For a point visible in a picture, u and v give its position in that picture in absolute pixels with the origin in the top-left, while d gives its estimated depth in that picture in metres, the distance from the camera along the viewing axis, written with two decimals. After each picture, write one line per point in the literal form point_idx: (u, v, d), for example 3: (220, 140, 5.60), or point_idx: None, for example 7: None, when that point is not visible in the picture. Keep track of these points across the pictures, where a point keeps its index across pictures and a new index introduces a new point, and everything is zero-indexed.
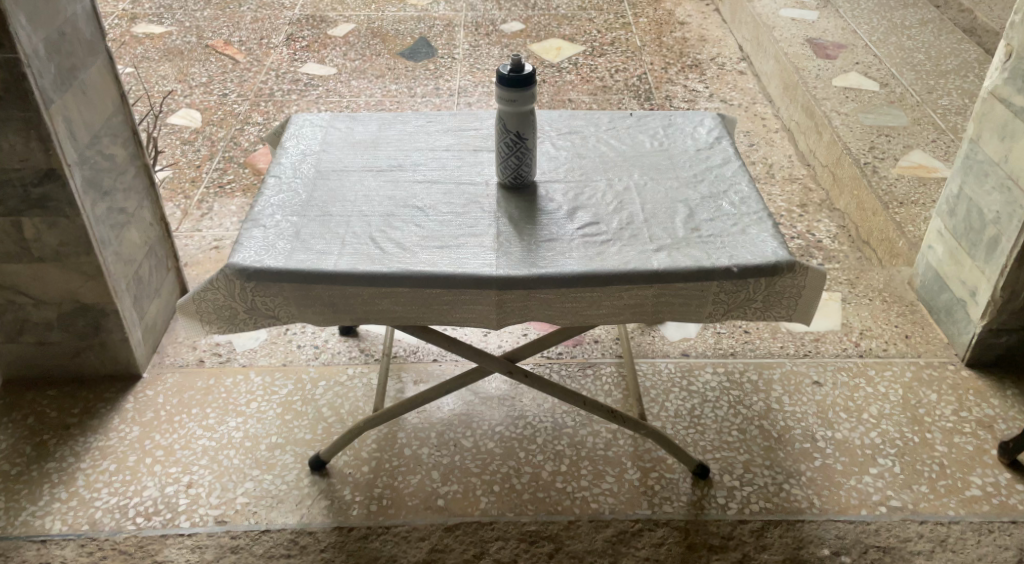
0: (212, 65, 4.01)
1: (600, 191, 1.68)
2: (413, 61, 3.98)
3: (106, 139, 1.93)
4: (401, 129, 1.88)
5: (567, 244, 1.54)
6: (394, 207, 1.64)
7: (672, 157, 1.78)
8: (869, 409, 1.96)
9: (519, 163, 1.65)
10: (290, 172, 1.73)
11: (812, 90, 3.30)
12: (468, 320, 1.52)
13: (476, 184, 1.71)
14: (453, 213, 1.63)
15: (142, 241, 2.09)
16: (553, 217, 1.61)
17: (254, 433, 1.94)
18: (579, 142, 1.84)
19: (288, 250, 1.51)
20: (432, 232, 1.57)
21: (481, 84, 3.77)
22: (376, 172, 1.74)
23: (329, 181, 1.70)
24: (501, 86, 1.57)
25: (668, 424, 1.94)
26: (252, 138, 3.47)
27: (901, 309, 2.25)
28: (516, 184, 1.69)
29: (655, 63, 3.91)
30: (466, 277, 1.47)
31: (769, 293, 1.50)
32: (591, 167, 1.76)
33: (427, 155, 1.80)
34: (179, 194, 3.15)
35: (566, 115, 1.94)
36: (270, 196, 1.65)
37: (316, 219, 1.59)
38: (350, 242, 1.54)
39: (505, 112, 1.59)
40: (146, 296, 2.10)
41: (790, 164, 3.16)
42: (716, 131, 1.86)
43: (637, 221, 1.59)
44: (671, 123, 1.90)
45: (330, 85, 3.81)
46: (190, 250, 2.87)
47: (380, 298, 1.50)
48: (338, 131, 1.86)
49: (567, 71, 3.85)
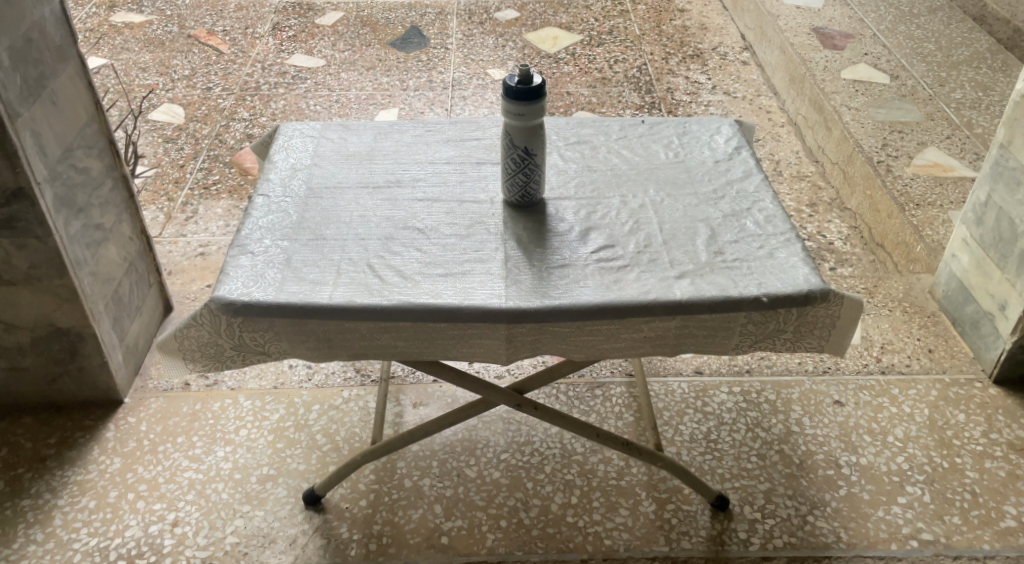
0: (195, 56, 3.85)
1: (613, 209, 1.57)
2: (404, 51, 3.84)
3: (81, 151, 1.80)
4: (397, 140, 1.76)
5: (581, 271, 1.43)
6: (392, 229, 1.52)
7: (689, 169, 1.66)
8: (894, 431, 1.86)
9: (527, 179, 1.54)
10: (279, 189, 1.60)
11: (820, 83, 3.18)
12: (475, 355, 1.40)
13: (480, 202, 1.59)
14: (456, 235, 1.51)
15: (122, 258, 1.96)
16: (564, 240, 1.49)
17: (244, 464, 1.83)
18: (588, 153, 1.72)
19: (278, 281, 1.39)
20: (434, 257, 1.46)
21: (476, 76, 3.63)
22: (372, 188, 1.62)
23: (322, 200, 1.58)
24: (508, 98, 1.45)
25: (683, 449, 1.84)
26: (238, 134, 3.32)
27: (923, 320, 2.15)
28: (524, 203, 1.57)
29: (655, 53, 3.78)
30: (473, 309, 1.35)
31: (801, 323, 1.38)
32: (603, 181, 1.64)
33: (426, 170, 1.67)
34: (162, 196, 3.01)
35: (574, 122, 1.82)
36: (258, 217, 1.52)
37: (308, 243, 1.47)
38: (346, 271, 1.42)
39: (512, 127, 1.48)
40: (126, 315, 1.98)
41: (798, 161, 3.04)
42: (734, 140, 1.74)
43: (655, 243, 1.48)
44: (686, 131, 1.77)
45: (319, 78, 3.66)
46: (175, 257, 2.74)
47: (380, 333, 1.38)
48: (330, 143, 1.74)
49: (564, 62, 3.72)
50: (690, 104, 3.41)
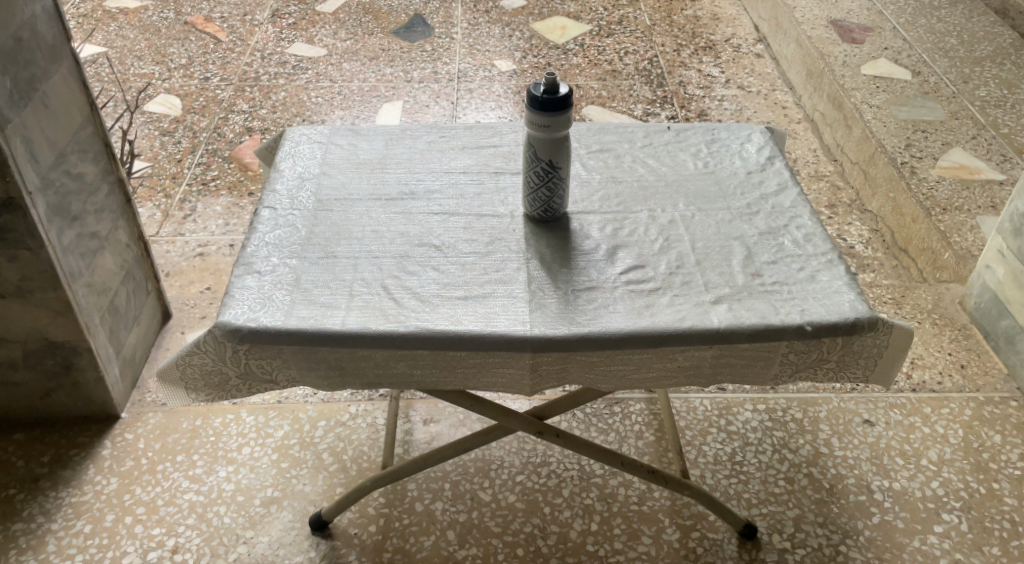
0: (192, 44, 3.73)
1: (641, 225, 1.48)
2: (408, 40, 3.72)
3: (74, 156, 1.70)
4: (409, 148, 1.67)
5: (610, 294, 1.34)
6: (408, 246, 1.43)
7: (720, 181, 1.57)
8: (928, 453, 1.78)
9: (550, 194, 1.45)
10: (287, 201, 1.52)
11: (839, 79, 3.09)
12: (497, 385, 1.31)
13: (500, 216, 1.51)
14: (475, 253, 1.42)
15: (118, 266, 1.87)
16: (591, 260, 1.41)
17: (247, 485, 1.74)
18: (612, 162, 1.63)
19: (287, 305, 1.30)
20: (453, 278, 1.37)
21: (482, 67, 3.52)
22: (384, 201, 1.54)
23: (333, 213, 1.50)
24: (532, 109, 1.37)
25: (707, 472, 1.75)
26: (238, 128, 3.22)
27: (954, 334, 2.06)
28: (546, 218, 1.48)
29: (666, 45, 3.67)
30: (496, 337, 1.26)
31: (845, 353, 1.30)
32: (629, 194, 1.55)
33: (442, 180, 1.59)
34: (158, 193, 2.91)
35: (596, 128, 1.72)
36: (265, 233, 1.44)
37: (319, 262, 1.39)
38: (359, 293, 1.33)
39: (535, 138, 1.39)
40: (123, 326, 1.89)
41: (816, 160, 2.95)
42: (767, 149, 1.65)
43: (687, 264, 1.39)
44: (714, 139, 1.68)
45: (321, 69, 3.55)
46: (172, 258, 2.65)
47: (396, 362, 1.29)
48: (340, 150, 1.66)
49: (573, 53, 3.61)
50: (703, 99, 3.31)
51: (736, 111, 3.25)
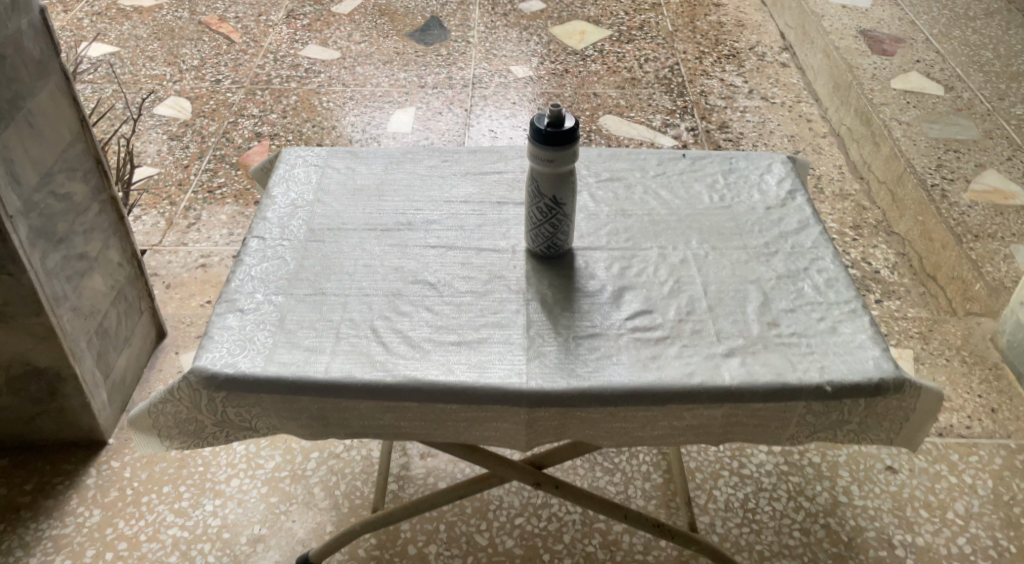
0: (204, 45, 3.66)
1: (651, 264, 1.38)
2: (423, 43, 3.63)
3: (61, 175, 1.63)
4: (409, 173, 1.59)
5: (614, 343, 1.25)
6: (401, 283, 1.35)
7: (736, 216, 1.47)
8: (954, 506, 1.68)
9: (554, 230, 1.36)
10: (278, 231, 1.44)
11: (867, 93, 2.98)
12: (491, 439, 1.22)
13: (500, 251, 1.42)
14: (472, 292, 1.34)
15: (109, 287, 1.81)
16: (595, 303, 1.32)
17: (234, 520, 1.67)
18: (622, 192, 1.53)
19: (269, 348, 1.22)
20: (447, 320, 1.29)
21: (498, 73, 3.42)
22: (380, 231, 1.45)
23: (324, 244, 1.42)
24: (536, 142, 1.28)
25: (717, 519, 1.66)
26: (247, 132, 3.14)
27: (984, 374, 1.96)
28: (549, 255, 1.39)
29: (689, 52, 3.55)
30: (490, 390, 1.18)
31: (868, 414, 1.20)
32: (639, 228, 1.45)
33: (441, 209, 1.51)
34: (163, 200, 2.85)
35: (607, 153, 1.63)
36: (251, 266, 1.36)
37: (306, 299, 1.31)
38: (345, 335, 1.25)
39: (540, 173, 1.31)
40: (113, 348, 1.83)
41: (841, 178, 2.85)
42: (788, 181, 1.54)
43: (698, 310, 1.30)
44: (731, 169, 1.58)
45: (334, 72, 3.46)
46: (174, 268, 2.58)
47: (382, 413, 1.20)
48: (336, 175, 1.58)
49: (592, 60, 3.50)
50: (725, 110, 3.20)
51: (759, 124, 3.14)
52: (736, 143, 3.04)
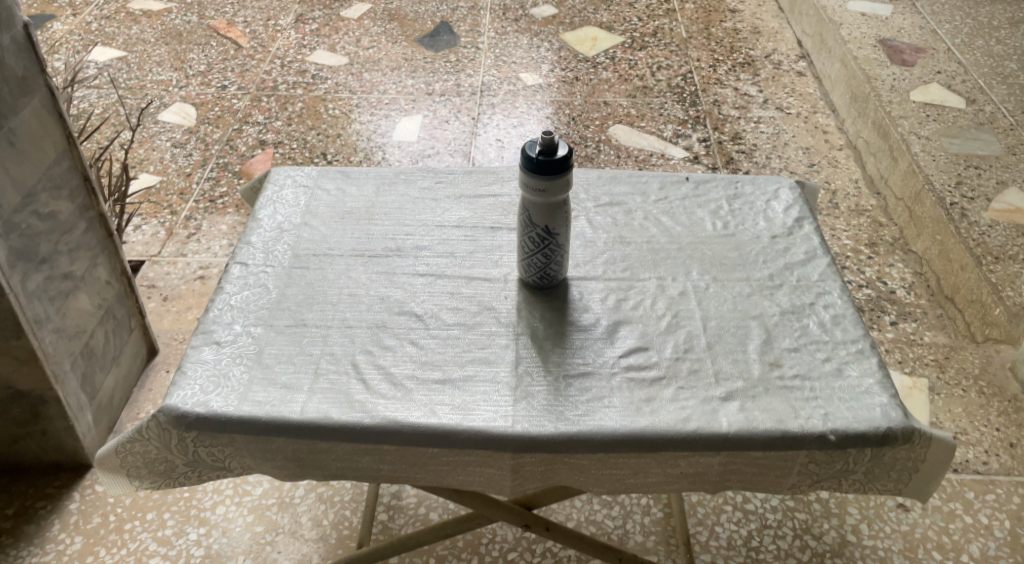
0: (212, 49, 3.62)
1: (648, 296, 1.32)
2: (433, 49, 3.57)
3: (45, 195, 1.59)
4: (401, 195, 1.53)
5: (606, 383, 1.18)
6: (386, 313, 1.29)
7: (740, 245, 1.40)
8: (969, 548, 1.61)
9: (547, 261, 1.30)
10: (261, 256, 1.39)
11: (886, 105, 2.89)
12: (475, 484, 1.16)
13: (491, 280, 1.36)
14: (460, 324, 1.28)
15: (96, 306, 1.76)
16: (588, 339, 1.25)
17: (217, 551, 1.62)
18: (621, 218, 1.47)
19: (244, 385, 1.16)
20: (431, 356, 1.23)
21: (507, 81, 3.36)
22: (367, 258, 1.40)
23: (309, 271, 1.37)
24: (527, 171, 1.22)
25: (719, 559, 1.59)
26: (251, 140, 3.10)
27: (1003, 406, 1.88)
28: (542, 285, 1.33)
29: (703, 60, 3.47)
30: (473, 434, 1.12)
31: (875, 465, 1.13)
32: (637, 257, 1.39)
33: (433, 234, 1.45)
34: (164, 209, 2.80)
35: (607, 176, 1.56)
36: (231, 294, 1.31)
37: (286, 332, 1.25)
38: (324, 371, 1.19)
39: (531, 202, 1.24)
40: (99, 368, 1.78)
41: (857, 193, 2.78)
42: (796, 208, 1.48)
43: (697, 348, 1.23)
44: (736, 195, 1.51)
45: (341, 78, 3.41)
46: (172, 280, 2.54)
47: (360, 455, 1.14)
48: (326, 197, 1.52)
49: (603, 67, 3.43)
50: (738, 121, 3.13)
51: (773, 135, 3.06)
52: (749, 155, 2.96)
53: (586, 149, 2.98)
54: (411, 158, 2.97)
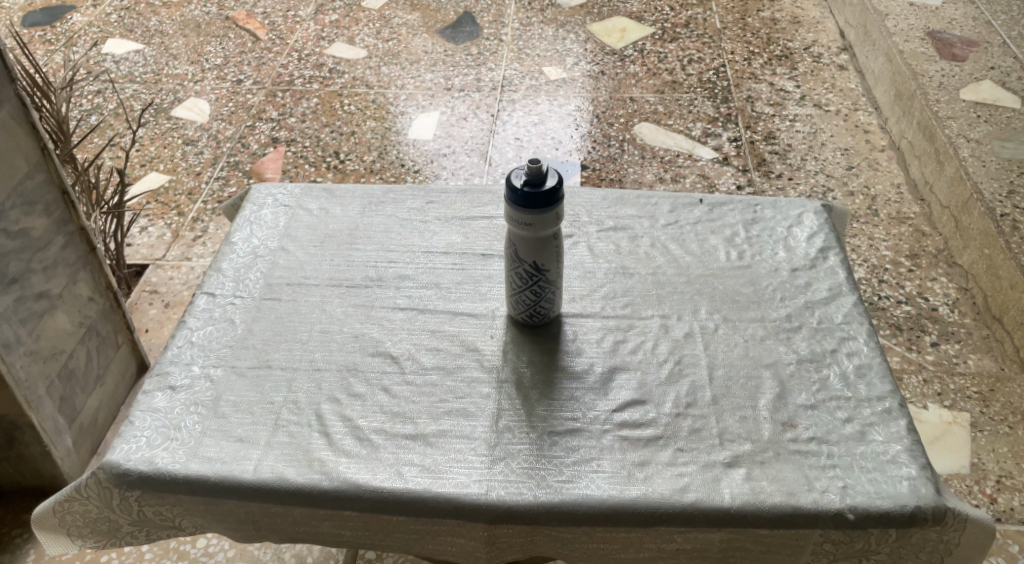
0: (229, 42, 3.52)
1: (649, 339, 1.19)
2: (454, 42, 3.44)
3: (16, 212, 1.50)
4: (388, 217, 1.41)
5: (597, 443, 1.05)
6: (359, 354, 1.17)
7: (755, 279, 1.28)
8: None
9: (537, 298, 1.18)
10: (231, 285, 1.27)
11: (932, 104, 2.71)
12: (447, 553, 1.05)
13: (477, 316, 1.23)
14: (439, 368, 1.15)
15: (76, 325, 1.67)
16: (580, 389, 1.12)
17: None
18: (626, 247, 1.35)
19: (194, 438, 1.05)
20: (404, 406, 1.10)
21: (530, 75, 3.22)
22: (345, 288, 1.28)
23: (281, 303, 1.25)
24: (512, 203, 1.09)
25: None
26: (263, 138, 2.99)
27: None
28: (533, 323, 1.21)
29: (737, 52, 3.29)
30: (443, 501, 1.00)
31: (901, 546, 0.99)
32: (641, 293, 1.26)
33: (418, 261, 1.33)
34: (171, 210, 2.72)
35: (612, 197, 1.44)
36: (194, 329, 1.20)
37: (248, 373, 1.14)
38: (285, 423, 1.08)
39: (518, 236, 1.12)
40: (80, 390, 1.70)
41: (899, 199, 2.64)
42: (820, 236, 1.35)
43: (700, 402, 1.10)
44: (754, 220, 1.39)
45: (358, 72, 3.29)
46: (175, 285, 2.45)
47: (320, 520, 1.03)
48: (307, 218, 1.41)
49: (630, 61, 3.27)
50: (772, 119, 2.96)
51: (810, 135, 2.89)
52: (783, 157, 2.80)
53: (609, 150, 2.84)
54: (425, 158, 2.85)
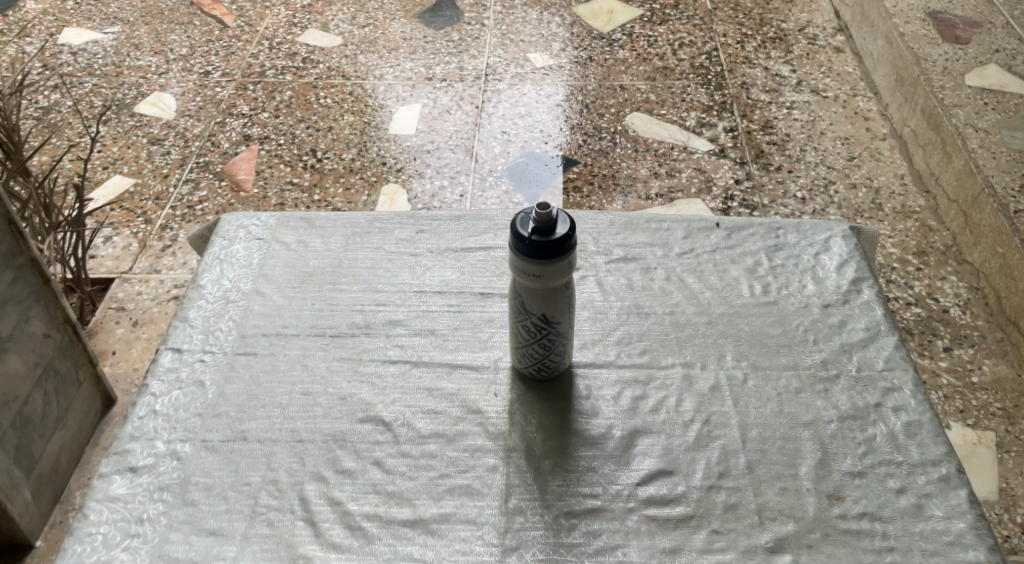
0: (195, 30, 3.27)
1: (672, 393, 1.06)
2: (433, 27, 3.25)
3: None
4: (374, 249, 1.26)
5: (620, 527, 0.95)
6: (346, 421, 1.04)
7: (784, 317, 1.16)
8: None
9: (546, 352, 1.04)
10: (200, 338, 1.13)
11: (937, 92, 2.59)
12: None
13: (478, 369, 1.10)
14: (438, 436, 1.03)
15: (31, 366, 1.52)
16: (598, 458, 1.00)
17: None
18: (639, 281, 1.22)
19: (159, 534, 0.95)
20: (402, 484, 0.98)
21: (515, 62, 3.05)
22: (328, 338, 1.14)
23: (257, 358, 1.11)
24: (518, 253, 0.96)
25: None
26: (234, 135, 2.76)
27: None
28: (542, 377, 1.07)
29: (729, 35, 3.15)
30: None
31: None
32: (659, 337, 1.13)
33: (410, 304, 1.18)
34: (137, 216, 2.48)
35: (620, 221, 1.30)
36: (158, 395, 1.06)
37: (220, 449, 1.01)
38: (263, 510, 0.96)
39: (525, 286, 0.99)
40: (39, 436, 1.55)
41: (903, 192, 2.53)
42: (851, 265, 1.23)
43: (735, 471, 0.98)
44: (778, 246, 1.26)
45: (334, 61, 3.08)
46: (144, 301, 2.24)
47: None
48: (283, 253, 1.26)
49: (619, 45, 3.12)
50: (769, 107, 2.83)
51: (808, 123, 2.76)
52: (782, 148, 2.67)
53: (600, 143, 2.70)
54: (407, 156, 2.68)
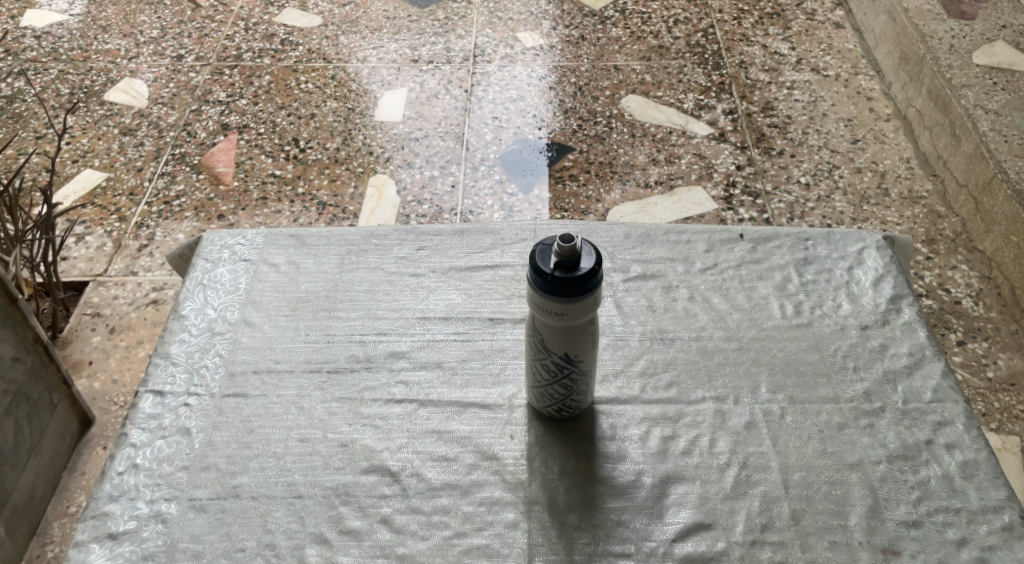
0: (165, 10, 3.06)
1: (705, 433, 0.98)
2: (416, 5, 3.08)
3: None
4: (371, 270, 1.15)
5: None
6: (350, 473, 0.95)
7: (820, 341, 1.07)
8: None
9: (568, 391, 0.95)
10: (184, 378, 1.02)
11: (945, 71, 2.46)
12: None
13: (492, 408, 1.00)
14: (452, 487, 0.94)
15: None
16: (629, 510, 0.92)
17: None
18: (661, 302, 1.12)
19: None
20: (414, 546, 0.90)
21: (504, 42, 2.90)
22: (325, 375, 1.04)
23: (248, 400, 1.01)
24: (539, 290, 0.86)
25: None
26: (211, 124, 2.58)
27: None
28: (562, 417, 0.98)
29: (725, 11, 3.03)
30: None
31: None
32: (686, 366, 1.04)
33: (414, 333, 1.08)
34: (111, 214, 2.29)
35: (637, 233, 1.20)
36: (140, 447, 0.96)
37: (210, 508, 0.92)
38: None
39: (545, 324, 0.89)
40: (11, 467, 1.45)
41: (910, 174, 2.41)
42: (888, 281, 1.14)
43: (778, 522, 0.91)
44: (807, 260, 1.17)
45: (314, 43, 2.90)
46: (121, 307, 2.06)
47: None
48: (272, 276, 1.15)
49: (612, 23, 2.98)
50: (768, 88, 2.69)
51: (810, 105, 2.63)
52: (783, 130, 2.54)
53: (595, 128, 2.56)
54: (394, 144, 2.53)
